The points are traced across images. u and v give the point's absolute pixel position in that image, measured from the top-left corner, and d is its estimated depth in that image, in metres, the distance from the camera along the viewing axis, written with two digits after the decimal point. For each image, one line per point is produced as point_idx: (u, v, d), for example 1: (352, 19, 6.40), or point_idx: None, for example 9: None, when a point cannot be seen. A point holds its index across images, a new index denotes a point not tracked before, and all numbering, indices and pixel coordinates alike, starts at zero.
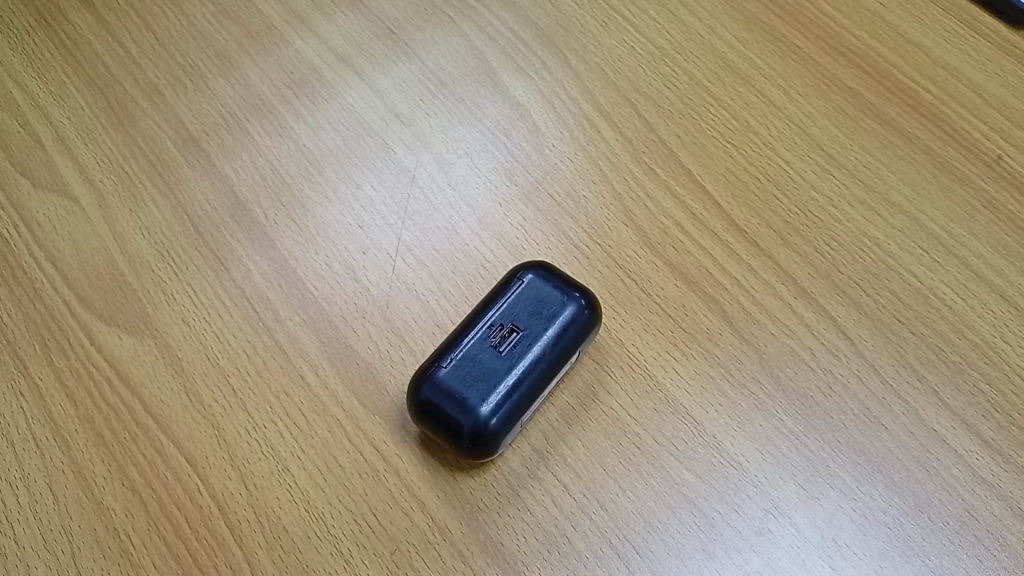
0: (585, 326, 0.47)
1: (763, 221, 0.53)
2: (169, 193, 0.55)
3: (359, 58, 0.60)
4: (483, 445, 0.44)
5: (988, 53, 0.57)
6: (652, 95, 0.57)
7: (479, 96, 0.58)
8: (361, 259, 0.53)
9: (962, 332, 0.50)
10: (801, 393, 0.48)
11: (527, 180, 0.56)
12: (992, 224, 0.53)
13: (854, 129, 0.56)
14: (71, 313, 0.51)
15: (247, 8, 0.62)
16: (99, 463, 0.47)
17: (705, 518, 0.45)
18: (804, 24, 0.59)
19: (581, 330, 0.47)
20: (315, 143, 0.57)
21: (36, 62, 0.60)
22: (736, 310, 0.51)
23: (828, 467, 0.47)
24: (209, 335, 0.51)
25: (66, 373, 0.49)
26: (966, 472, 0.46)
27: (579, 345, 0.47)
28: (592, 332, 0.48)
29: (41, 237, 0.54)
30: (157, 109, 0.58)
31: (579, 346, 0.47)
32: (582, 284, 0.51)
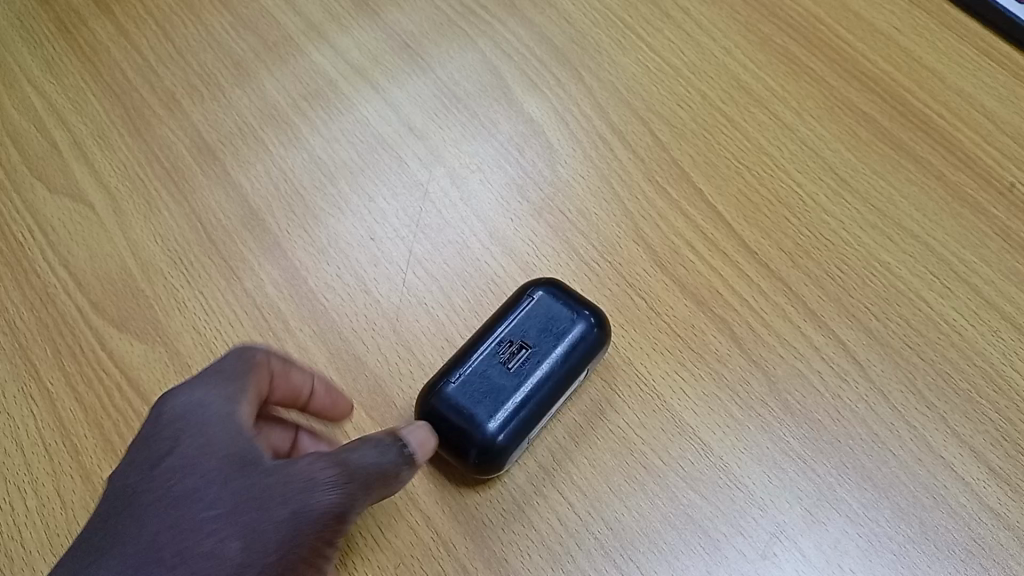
0: (594, 345, 0.47)
1: (774, 243, 0.53)
2: (184, 201, 0.56)
3: (375, 71, 0.60)
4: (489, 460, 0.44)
5: (1002, 79, 0.57)
6: (665, 114, 0.58)
7: (492, 111, 0.59)
8: (372, 271, 0.53)
9: (972, 359, 0.50)
10: (808, 417, 0.48)
11: (539, 196, 0.56)
12: (1003, 251, 0.53)
13: (867, 153, 0.56)
14: (83, 318, 0.52)
15: (265, 18, 0.62)
16: (107, 468, 0.47)
17: (709, 539, 0.45)
18: (818, 46, 0.59)
19: (591, 348, 0.47)
20: (329, 154, 0.57)
21: (56, 68, 0.60)
22: (745, 332, 0.51)
23: (834, 492, 0.47)
24: (220, 343, 0.51)
25: (76, 378, 0.50)
26: (973, 500, 0.46)
27: (587, 364, 0.47)
28: (600, 351, 0.48)
29: (56, 242, 0.54)
30: (174, 117, 0.59)
31: (587, 365, 0.47)
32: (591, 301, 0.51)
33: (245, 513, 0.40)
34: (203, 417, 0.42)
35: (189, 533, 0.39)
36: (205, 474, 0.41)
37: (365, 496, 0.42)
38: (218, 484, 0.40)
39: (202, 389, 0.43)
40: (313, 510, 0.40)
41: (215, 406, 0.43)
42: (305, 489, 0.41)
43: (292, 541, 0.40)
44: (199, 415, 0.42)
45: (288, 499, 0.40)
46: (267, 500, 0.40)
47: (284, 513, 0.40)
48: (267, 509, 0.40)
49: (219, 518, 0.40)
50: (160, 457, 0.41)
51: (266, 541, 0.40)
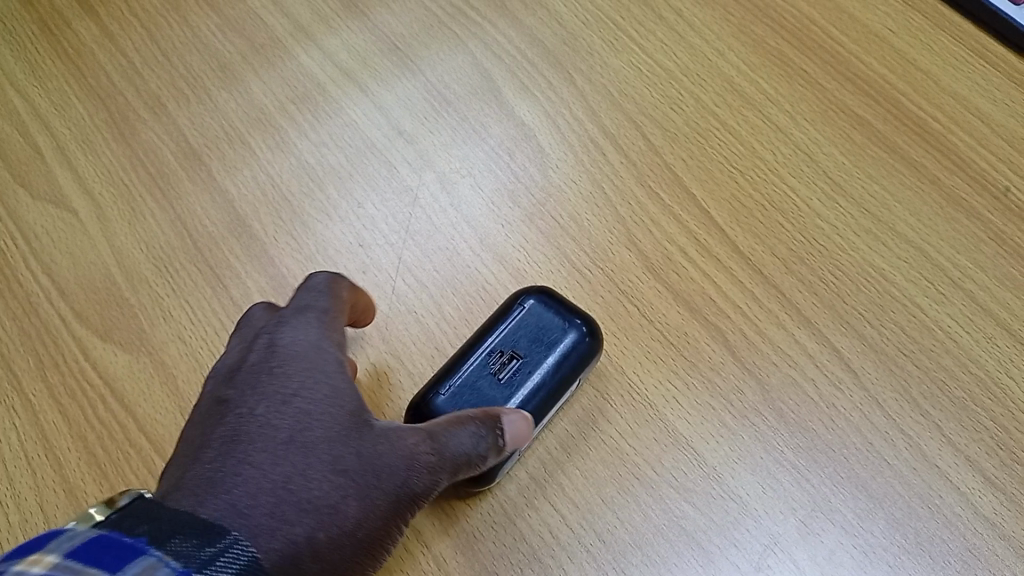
0: (588, 354, 0.46)
1: (767, 248, 0.53)
2: (169, 207, 0.55)
3: (363, 74, 0.59)
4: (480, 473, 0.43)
5: (997, 82, 0.56)
6: (658, 118, 0.57)
7: (483, 114, 0.58)
8: (361, 278, 0.53)
9: (967, 367, 0.49)
10: (803, 426, 0.48)
11: (530, 202, 0.55)
12: (998, 256, 0.52)
13: (860, 156, 0.55)
14: (66, 328, 0.51)
15: (252, 20, 0.61)
16: (90, 482, 0.47)
17: (704, 552, 0.45)
18: (811, 48, 0.59)
19: (584, 357, 0.46)
20: (317, 159, 0.57)
21: (38, 71, 0.59)
22: (739, 339, 0.50)
23: (829, 502, 0.46)
24: (206, 353, 0.50)
25: (59, 390, 0.49)
26: (969, 510, 0.46)
27: (579, 374, 0.46)
28: (593, 361, 0.47)
29: (39, 249, 0.53)
30: (159, 121, 0.58)
31: (580, 374, 0.46)
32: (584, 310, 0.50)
33: (364, 477, 0.38)
34: (322, 363, 0.41)
35: (317, 476, 0.37)
36: (330, 425, 0.38)
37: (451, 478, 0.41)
38: (342, 441, 0.38)
39: (315, 333, 0.42)
40: (416, 484, 0.39)
41: (332, 353, 0.41)
42: (418, 461, 0.39)
43: (394, 511, 0.38)
44: (319, 361, 0.41)
45: (401, 471, 0.39)
46: (387, 465, 0.38)
47: (398, 481, 0.39)
48: (385, 473, 0.38)
49: (344, 471, 0.37)
50: (280, 390, 0.39)
51: (376, 507, 0.38)
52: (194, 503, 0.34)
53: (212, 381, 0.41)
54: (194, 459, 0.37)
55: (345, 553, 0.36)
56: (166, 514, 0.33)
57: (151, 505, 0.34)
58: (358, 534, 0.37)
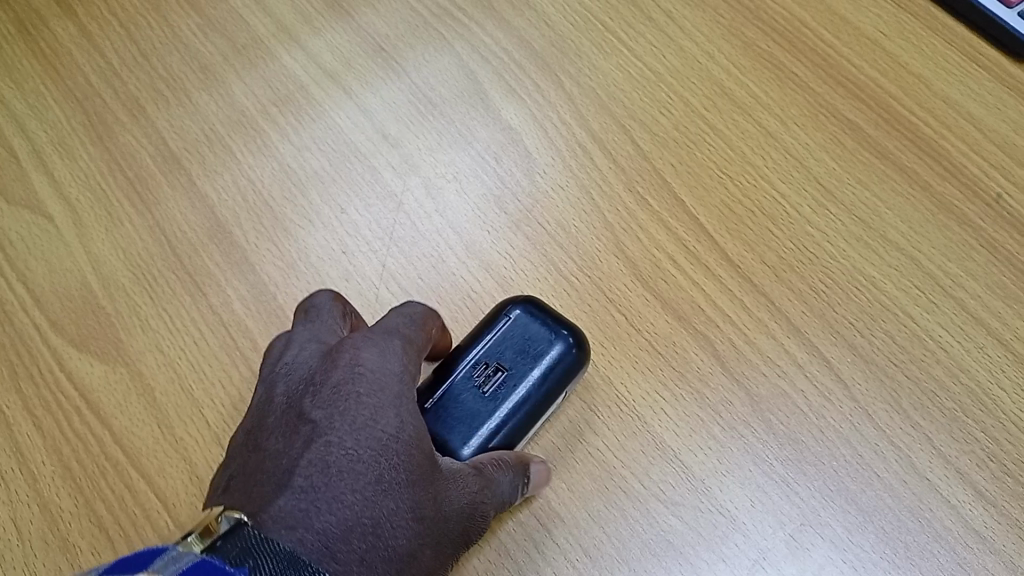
0: (575, 372, 0.46)
1: (757, 256, 0.52)
2: (147, 213, 0.54)
3: (347, 75, 0.58)
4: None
5: (989, 86, 0.55)
6: (647, 122, 0.56)
7: (469, 118, 0.57)
8: (344, 287, 0.52)
9: (957, 377, 0.48)
10: (791, 438, 0.48)
11: (517, 208, 0.54)
12: (991, 265, 0.51)
13: (851, 162, 0.54)
14: (41, 338, 0.50)
15: (234, 20, 0.60)
16: (65, 496, 0.46)
17: (691, 567, 0.45)
18: (802, 50, 0.57)
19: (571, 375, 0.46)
20: (300, 163, 0.55)
21: (14, 72, 0.58)
22: (728, 349, 0.49)
23: (818, 516, 0.46)
24: (184, 363, 0.49)
25: (34, 402, 0.48)
26: (958, 524, 0.45)
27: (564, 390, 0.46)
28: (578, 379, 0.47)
29: (14, 257, 0.52)
30: (137, 124, 0.57)
31: (565, 391, 0.46)
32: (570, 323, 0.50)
33: (437, 526, 0.36)
34: (406, 395, 0.38)
35: (401, 524, 0.35)
36: (414, 467, 0.36)
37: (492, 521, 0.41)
38: (422, 487, 0.36)
39: (397, 360, 0.39)
40: (473, 530, 0.39)
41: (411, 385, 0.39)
42: (478, 510, 0.39)
43: (455, 560, 0.38)
44: (404, 393, 0.38)
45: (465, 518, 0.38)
46: (456, 514, 0.38)
47: (464, 530, 0.38)
48: (454, 523, 0.37)
49: (424, 523, 0.36)
50: (369, 421, 0.36)
51: (443, 558, 0.37)
52: (293, 541, 0.32)
53: (286, 387, 0.38)
54: (279, 486, 0.34)
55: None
56: (268, 551, 0.31)
57: (247, 534, 0.32)
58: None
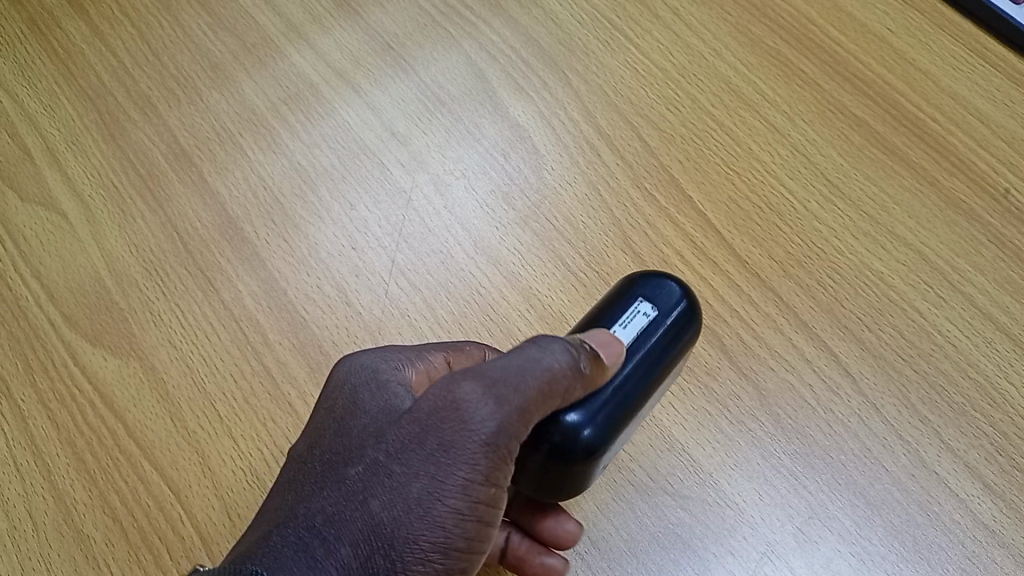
0: (659, 282, 0.40)
1: (765, 252, 0.52)
2: (160, 210, 0.54)
3: (356, 74, 0.59)
4: (557, 428, 0.37)
5: (997, 82, 0.55)
6: (654, 119, 0.56)
7: (478, 115, 0.57)
8: (354, 282, 0.52)
9: (966, 371, 0.48)
10: (800, 432, 0.48)
11: (525, 205, 0.54)
12: (999, 259, 0.51)
13: (859, 157, 0.54)
14: (55, 332, 0.51)
15: (244, 19, 0.60)
16: (80, 488, 0.47)
17: (699, 560, 0.45)
18: (809, 47, 0.57)
19: (654, 284, 0.40)
20: (310, 161, 0.56)
21: (28, 71, 0.59)
22: (735, 344, 0.50)
23: (826, 509, 0.46)
24: (196, 358, 0.50)
25: (48, 396, 0.49)
26: (967, 517, 0.45)
27: (653, 301, 0.40)
28: (686, 294, 0.40)
29: (28, 252, 0.53)
30: (149, 121, 0.57)
31: (655, 302, 0.40)
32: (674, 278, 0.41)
33: (384, 465, 0.36)
34: (362, 378, 0.41)
35: (339, 489, 0.36)
36: (356, 432, 0.38)
37: (512, 421, 0.35)
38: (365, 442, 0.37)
39: (365, 357, 0.42)
40: (445, 438, 0.35)
41: (373, 368, 0.41)
42: (448, 421, 0.35)
43: (446, 489, 0.35)
44: (365, 377, 0.41)
45: (423, 438, 0.35)
46: (414, 441, 0.35)
47: (432, 456, 0.35)
48: (412, 454, 0.35)
49: (363, 474, 0.36)
50: (319, 422, 0.40)
51: (412, 493, 0.35)
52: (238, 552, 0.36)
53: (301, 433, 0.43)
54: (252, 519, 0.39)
55: (387, 552, 0.35)
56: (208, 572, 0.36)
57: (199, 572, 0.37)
58: (399, 533, 0.35)
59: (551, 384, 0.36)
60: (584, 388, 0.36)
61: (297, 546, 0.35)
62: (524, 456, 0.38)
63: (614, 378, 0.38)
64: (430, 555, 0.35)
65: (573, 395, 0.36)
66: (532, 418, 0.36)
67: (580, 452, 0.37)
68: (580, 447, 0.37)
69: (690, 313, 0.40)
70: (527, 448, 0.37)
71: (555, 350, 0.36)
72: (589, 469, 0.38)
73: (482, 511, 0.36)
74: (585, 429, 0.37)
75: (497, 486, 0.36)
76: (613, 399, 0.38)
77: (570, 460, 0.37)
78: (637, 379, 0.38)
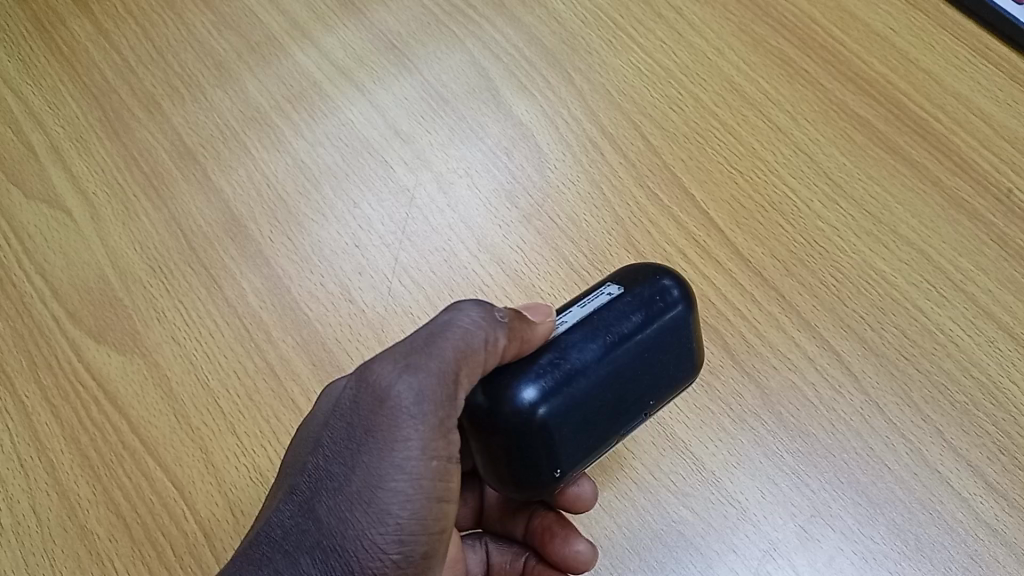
0: (636, 270, 0.40)
1: (768, 251, 0.52)
2: (164, 207, 0.55)
3: (360, 72, 0.59)
4: (504, 395, 0.36)
5: (1000, 82, 0.55)
6: (658, 118, 0.56)
7: (481, 114, 0.57)
8: (357, 280, 0.52)
9: (968, 370, 0.48)
10: (802, 430, 0.48)
11: (528, 203, 0.55)
12: (1002, 258, 0.51)
13: (862, 157, 0.54)
14: (59, 329, 0.51)
15: (248, 18, 0.61)
16: (83, 484, 0.47)
17: (701, 557, 0.46)
18: (812, 47, 0.57)
19: (631, 273, 0.40)
20: (313, 158, 0.56)
21: (32, 68, 0.59)
22: (738, 342, 0.50)
23: (829, 507, 0.46)
24: (199, 355, 0.50)
25: (52, 392, 0.49)
26: (969, 516, 0.45)
27: (621, 282, 0.40)
28: (661, 275, 0.40)
29: (33, 250, 0.53)
30: (153, 119, 0.57)
31: (624, 283, 0.39)
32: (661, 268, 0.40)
33: (324, 467, 0.36)
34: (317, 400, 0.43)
35: (291, 499, 0.37)
36: (303, 445, 0.39)
37: (432, 384, 0.35)
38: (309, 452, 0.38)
39: None
40: (369, 424, 0.36)
41: None
42: (369, 406, 0.36)
43: (383, 475, 0.35)
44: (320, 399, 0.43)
45: (351, 431, 0.36)
46: (344, 437, 0.36)
47: (362, 446, 0.36)
48: (346, 450, 0.36)
49: (310, 481, 0.37)
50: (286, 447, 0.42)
51: (352, 487, 0.35)
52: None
53: None
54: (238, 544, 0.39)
55: (340, 553, 0.35)
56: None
57: None
58: (347, 530, 0.35)
59: (467, 341, 0.36)
60: (511, 344, 0.37)
61: (258, 562, 0.36)
62: (487, 439, 0.37)
63: (569, 347, 0.37)
64: (385, 546, 0.35)
65: (502, 355, 0.37)
66: (459, 378, 0.36)
67: (526, 416, 0.36)
68: (532, 421, 0.36)
69: (664, 289, 0.39)
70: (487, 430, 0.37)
71: (471, 312, 0.37)
72: (555, 448, 0.36)
73: (430, 489, 0.36)
74: (530, 392, 0.36)
75: (438, 459, 0.36)
76: (565, 365, 0.37)
77: (525, 436, 0.36)
78: (593, 346, 0.37)
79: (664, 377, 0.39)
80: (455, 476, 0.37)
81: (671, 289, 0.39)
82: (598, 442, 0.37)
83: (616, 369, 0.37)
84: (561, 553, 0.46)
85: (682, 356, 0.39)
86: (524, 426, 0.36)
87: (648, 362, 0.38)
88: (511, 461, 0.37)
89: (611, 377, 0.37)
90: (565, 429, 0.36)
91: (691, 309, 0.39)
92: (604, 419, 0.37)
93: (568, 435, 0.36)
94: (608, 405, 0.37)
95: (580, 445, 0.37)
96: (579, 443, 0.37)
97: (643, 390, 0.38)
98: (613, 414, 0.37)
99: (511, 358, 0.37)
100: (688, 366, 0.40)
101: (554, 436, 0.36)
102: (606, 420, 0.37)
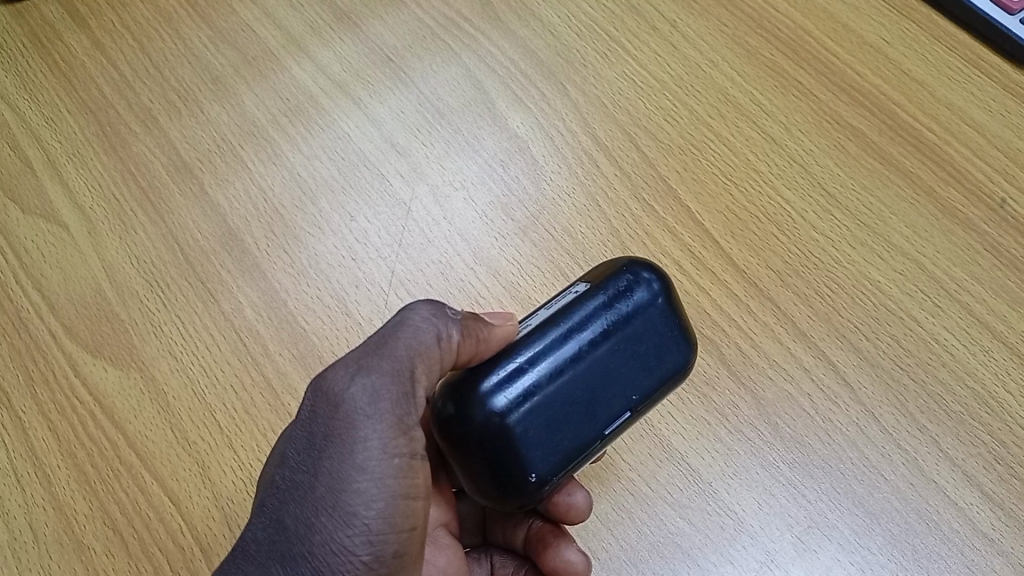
0: (607, 267, 0.40)
1: (762, 261, 0.52)
2: (161, 221, 0.55)
3: (356, 86, 0.59)
4: (470, 403, 0.37)
5: (991, 92, 0.55)
6: (653, 130, 0.56)
7: (477, 127, 0.57)
8: (353, 293, 0.52)
9: (963, 380, 0.48)
10: (799, 441, 0.48)
11: (524, 215, 0.55)
12: (995, 268, 0.51)
13: (856, 167, 0.54)
14: (56, 344, 0.51)
15: (244, 32, 0.61)
16: (80, 500, 0.47)
17: (699, 569, 0.46)
18: (805, 58, 0.57)
19: (603, 270, 0.40)
20: (310, 172, 0.56)
21: (29, 83, 0.59)
22: (734, 353, 0.50)
23: (825, 518, 0.46)
24: (196, 369, 0.50)
25: (49, 408, 0.49)
26: (966, 526, 0.46)
27: (591, 281, 0.40)
28: (630, 267, 0.39)
29: (30, 265, 0.53)
30: (150, 134, 0.58)
31: (593, 281, 0.40)
32: (637, 260, 0.40)
33: (292, 479, 0.36)
34: None
35: (265, 515, 0.37)
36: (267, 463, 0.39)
37: (386, 383, 0.36)
38: (274, 469, 0.38)
39: None
40: (328, 431, 0.36)
41: None
42: (326, 414, 0.36)
43: (346, 478, 0.35)
44: None
45: (312, 440, 0.36)
46: (306, 446, 0.36)
47: (323, 452, 0.36)
48: (309, 459, 0.36)
49: (279, 495, 0.36)
50: None
51: (317, 493, 0.35)
52: None
53: None
54: None
55: (310, 560, 0.35)
56: None
57: None
58: (315, 537, 0.35)
59: (420, 339, 0.37)
60: (466, 341, 0.38)
61: None
62: (462, 451, 0.37)
63: (534, 350, 0.37)
64: (354, 549, 0.35)
65: (457, 353, 0.38)
66: (413, 375, 0.37)
67: (491, 421, 0.36)
68: (498, 423, 0.36)
69: (632, 280, 0.39)
70: (461, 435, 0.37)
71: (421, 311, 0.38)
72: (526, 451, 0.36)
73: (396, 487, 0.36)
74: (494, 398, 0.36)
75: (401, 457, 0.36)
76: (529, 368, 0.37)
77: (495, 439, 0.36)
78: (558, 345, 0.37)
79: (643, 371, 0.38)
80: (423, 473, 0.38)
81: (639, 280, 0.39)
82: (578, 443, 0.37)
83: (583, 366, 0.37)
84: (552, 562, 0.47)
85: (661, 347, 0.38)
86: (491, 432, 0.36)
87: (619, 356, 0.38)
88: (487, 470, 0.37)
89: (579, 375, 0.37)
90: (533, 431, 0.36)
91: (666, 298, 0.39)
92: (578, 418, 0.37)
93: (538, 437, 0.36)
94: (581, 404, 0.37)
95: (556, 447, 0.37)
96: (553, 446, 0.36)
97: (620, 386, 0.38)
98: (589, 412, 0.37)
99: (467, 357, 0.38)
100: (671, 358, 0.39)
101: (523, 438, 0.36)
102: (580, 420, 0.37)
